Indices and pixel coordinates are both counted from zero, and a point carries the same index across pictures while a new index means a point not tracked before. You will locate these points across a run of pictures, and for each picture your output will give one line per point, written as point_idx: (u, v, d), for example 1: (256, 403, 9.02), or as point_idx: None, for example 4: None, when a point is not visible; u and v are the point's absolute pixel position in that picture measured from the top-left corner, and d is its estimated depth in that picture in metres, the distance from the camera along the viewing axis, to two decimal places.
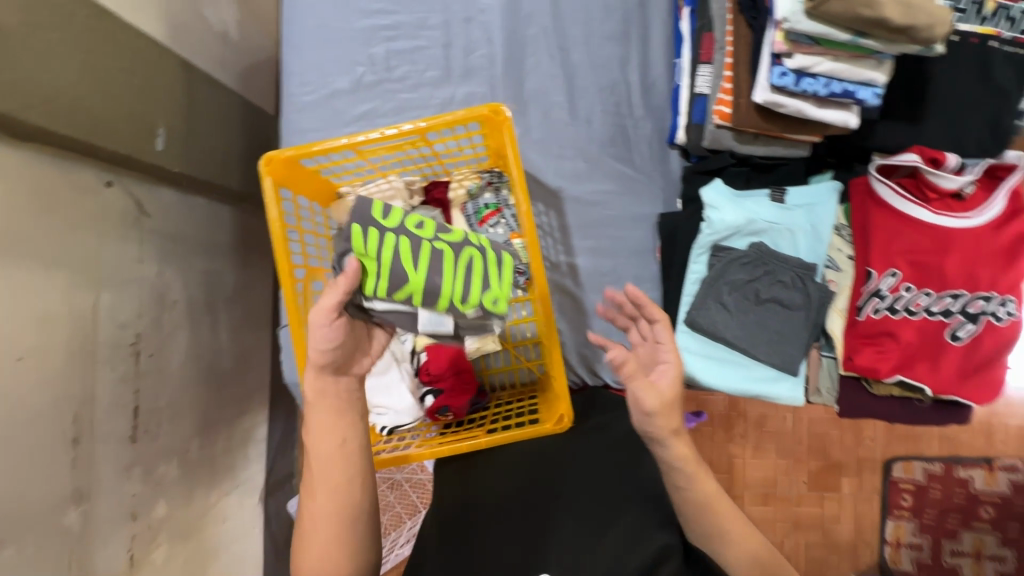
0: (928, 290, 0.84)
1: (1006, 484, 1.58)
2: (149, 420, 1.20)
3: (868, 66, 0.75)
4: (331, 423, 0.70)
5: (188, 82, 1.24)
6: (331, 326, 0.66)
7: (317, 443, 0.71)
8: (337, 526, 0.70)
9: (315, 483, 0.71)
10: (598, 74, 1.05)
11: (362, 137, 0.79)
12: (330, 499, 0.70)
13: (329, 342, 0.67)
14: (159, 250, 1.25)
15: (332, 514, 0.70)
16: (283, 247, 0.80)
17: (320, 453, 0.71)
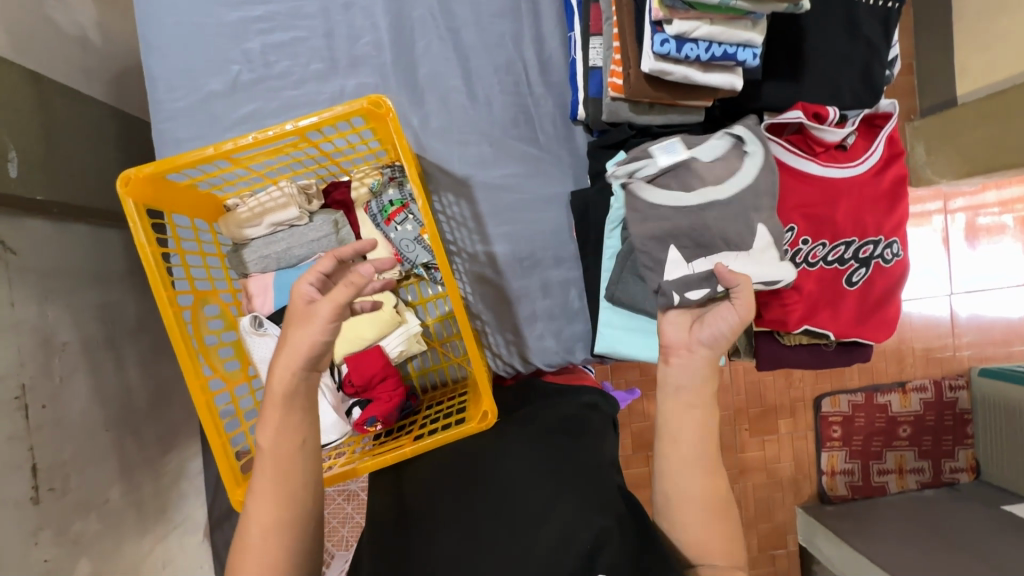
0: (823, 241, 0.87)
1: (919, 404, 1.73)
2: (53, 476, 1.09)
3: (743, 27, 0.76)
4: (290, 426, 0.67)
5: (39, 96, 1.10)
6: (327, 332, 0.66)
7: (271, 443, 0.66)
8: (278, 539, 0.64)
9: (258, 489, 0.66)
10: (492, 54, 1.01)
11: (231, 144, 0.72)
12: (274, 502, 0.65)
13: (324, 335, 0.66)
14: (38, 288, 1.12)
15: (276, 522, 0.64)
16: (158, 274, 0.72)
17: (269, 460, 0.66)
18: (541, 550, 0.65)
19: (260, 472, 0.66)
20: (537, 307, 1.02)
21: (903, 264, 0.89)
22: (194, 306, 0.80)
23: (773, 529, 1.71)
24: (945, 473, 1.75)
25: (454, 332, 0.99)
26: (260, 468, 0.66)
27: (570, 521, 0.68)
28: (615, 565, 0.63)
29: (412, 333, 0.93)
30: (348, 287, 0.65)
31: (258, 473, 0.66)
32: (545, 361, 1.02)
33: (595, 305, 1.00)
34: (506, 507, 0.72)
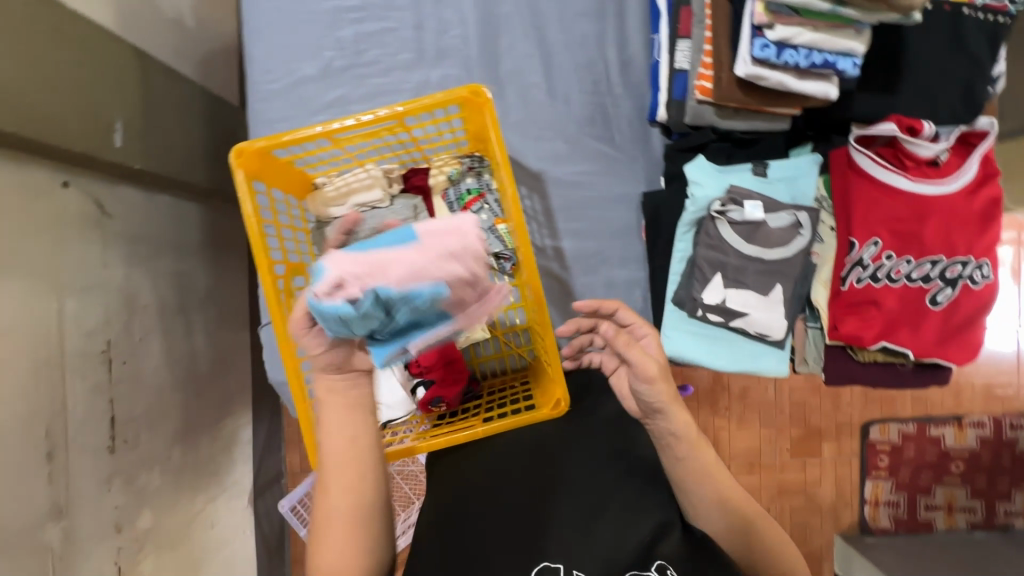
0: (908, 258, 0.85)
1: (974, 440, 1.66)
2: (127, 429, 1.15)
3: (846, 35, 0.75)
4: (361, 422, 0.67)
5: (142, 72, 1.17)
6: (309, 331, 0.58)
7: (336, 437, 0.66)
8: (352, 512, 0.67)
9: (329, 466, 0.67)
10: (575, 52, 1.03)
11: (337, 124, 0.75)
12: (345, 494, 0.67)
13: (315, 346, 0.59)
14: (126, 251, 1.19)
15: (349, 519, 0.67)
16: (259, 243, 0.76)
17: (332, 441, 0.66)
18: (602, 538, 0.71)
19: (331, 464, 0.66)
20: None
21: (992, 288, 0.86)
22: (286, 276, 0.84)
23: (809, 554, 1.66)
24: (998, 515, 1.67)
25: (517, 322, 0.97)
26: (333, 459, 0.67)
27: (629, 514, 0.73)
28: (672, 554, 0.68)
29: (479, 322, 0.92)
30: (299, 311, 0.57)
31: (329, 466, 0.67)
32: None
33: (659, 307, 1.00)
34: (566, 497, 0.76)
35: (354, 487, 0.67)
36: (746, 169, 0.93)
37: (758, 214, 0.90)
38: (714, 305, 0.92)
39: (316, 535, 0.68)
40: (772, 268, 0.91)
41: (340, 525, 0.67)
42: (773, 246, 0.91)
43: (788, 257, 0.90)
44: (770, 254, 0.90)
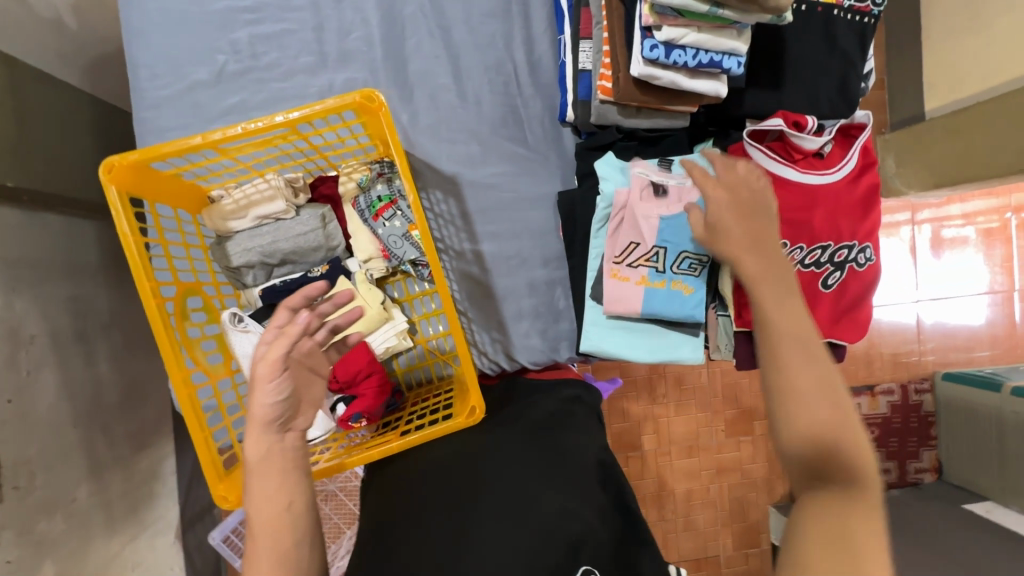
0: (801, 245, 0.89)
1: (886, 406, 1.79)
2: (18, 475, 1.05)
3: (728, 35, 0.78)
4: (285, 483, 0.64)
5: (13, 82, 1.07)
6: (276, 380, 0.63)
7: (260, 506, 0.63)
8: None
9: (257, 533, 0.62)
10: (483, 54, 1.02)
11: (219, 133, 0.70)
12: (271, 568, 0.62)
13: (275, 397, 0.63)
14: (7, 278, 1.08)
15: None
16: (142, 265, 0.70)
17: (263, 502, 0.63)
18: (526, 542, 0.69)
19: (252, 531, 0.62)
20: (522, 305, 1.02)
21: (875, 269, 0.93)
22: (177, 299, 0.79)
23: (747, 528, 1.74)
24: (910, 473, 1.82)
25: (441, 329, 1.00)
26: (253, 533, 0.62)
27: (554, 518, 0.71)
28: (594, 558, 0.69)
29: (400, 330, 0.93)
30: (289, 336, 0.63)
31: (252, 538, 0.62)
32: (528, 359, 1.02)
33: (580, 306, 1.01)
34: (490, 507, 0.74)
35: (284, 546, 0.62)
36: (648, 173, 0.93)
37: (657, 222, 0.92)
38: (630, 299, 0.93)
39: None
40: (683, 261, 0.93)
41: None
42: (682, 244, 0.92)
43: (688, 261, 0.93)
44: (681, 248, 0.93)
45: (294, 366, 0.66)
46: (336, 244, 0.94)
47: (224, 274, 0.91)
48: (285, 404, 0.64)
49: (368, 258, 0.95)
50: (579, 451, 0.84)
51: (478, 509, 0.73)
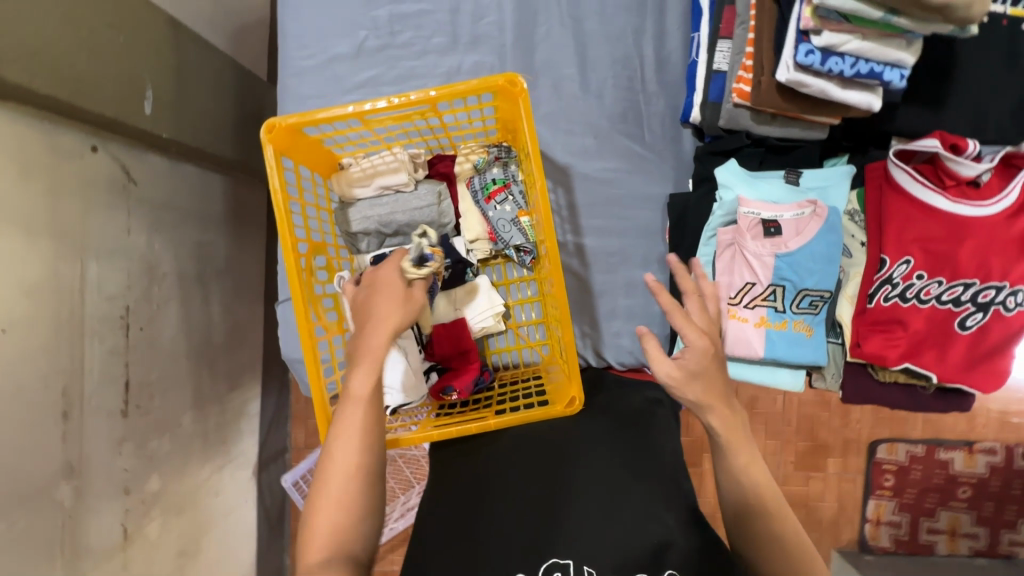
0: (940, 279, 0.83)
1: (985, 467, 1.60)
2: (141, 395, 1.17)
3: (896, 45, 0.73)
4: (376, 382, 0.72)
5: (177, 42, 1.17)
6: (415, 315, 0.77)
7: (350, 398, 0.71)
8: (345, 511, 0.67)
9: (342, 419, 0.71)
10: (612, 47, 1.01)
11: (369, 105, 0.75)
12: (351, 456, 0.69)
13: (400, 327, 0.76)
14: (151, 218, 1.20)
15: (349, 474, 0.68)
16: (286, 220, 0.77)
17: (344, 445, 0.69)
18: (618, 544, 0.71)
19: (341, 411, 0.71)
20: (617, 304, 1.01)
21: None
22: (308, 255, 0.85)
23: None
24: (1002, 544, 1.62)
25: (533, 317, 1.01)
26: (341, 418, 0.71)
27: (640, 516, 0.73)
28: (680, 563, 0.68)
29: (497, 312, 0.95)
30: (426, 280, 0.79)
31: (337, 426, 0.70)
32: (616, 358, 1.01)
33: (678, 312, 0.98)
34: (577, 497, 0.76)
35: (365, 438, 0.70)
36: (759, 211, 0.89)
37: (772, 261, 0.88)
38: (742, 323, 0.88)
39: (312, 502, 0.68)
40: (807, 291, 0.87)
41: (325, 530, 0.66)
42: (803, 282, 0.87)
43: (808, 298, 0.87)
44: (806, 280, 0.87)
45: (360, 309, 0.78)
46: (448, 222, 0.96)
47: (343, 238, 0.97)
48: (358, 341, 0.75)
49: (474, 239, 0.97)
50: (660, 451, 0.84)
51: (568, 507, 0.75)
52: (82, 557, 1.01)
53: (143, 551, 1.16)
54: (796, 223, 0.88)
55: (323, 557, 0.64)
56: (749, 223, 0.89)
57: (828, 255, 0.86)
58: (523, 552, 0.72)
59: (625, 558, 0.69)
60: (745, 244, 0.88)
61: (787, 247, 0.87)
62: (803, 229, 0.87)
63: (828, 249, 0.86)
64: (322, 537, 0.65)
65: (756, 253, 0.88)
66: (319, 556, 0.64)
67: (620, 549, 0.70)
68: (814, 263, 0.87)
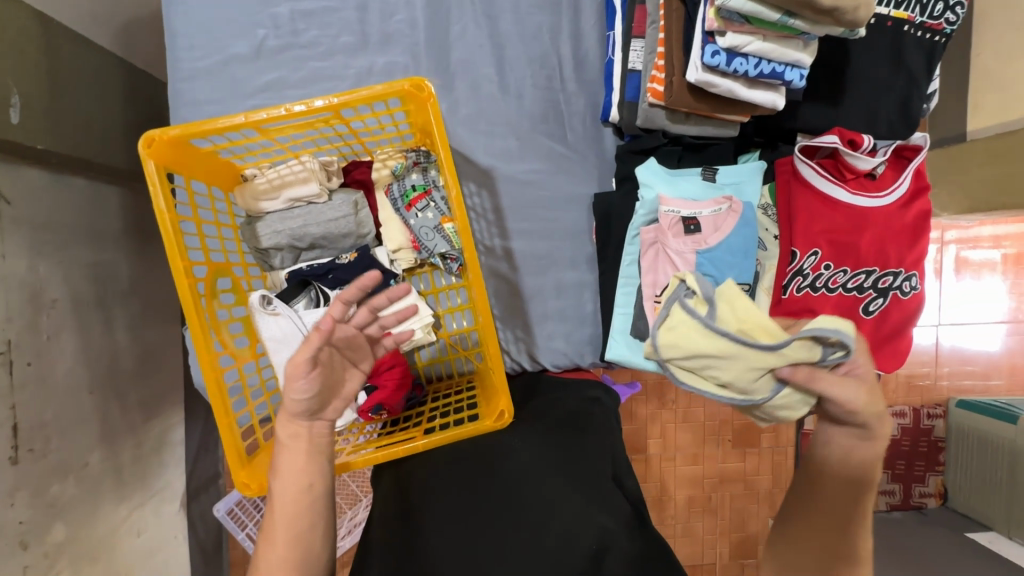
0: (845, 268, 0.87)
1: (896, 428, 1.73)
2: (34, 438, 1.04)
3: (794, 47, 0.75)
4: (313, 463, 0.66)
5: (46, 40, 1.04)
6: (307, 378, 0.63)
7: (281, 483, 0.65)
8: None
9: (277, 510, 0.64)
10: (528, 45, 0.99)
11: (263, 113, 0.69)
12: (289, 544, 0.63)
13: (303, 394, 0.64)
14: (32, 240, 1.07)
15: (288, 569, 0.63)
16: (176, 243, 0.69)
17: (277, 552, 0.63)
18: (548, 544, 0.65)
19: (273, 492, 0.65)
20: (548, 306, 1.00)
21: (919, 298, 0.90)
22: (207, 279, 0.78)
23: (746, 538, 1.70)
24: (914, 497, 1.75)
25: (465, 324, 0.99)
26: (272, 510, 0.65)
27: (574, 517, 0.68)
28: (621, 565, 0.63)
29: (426, 323, 0.90)
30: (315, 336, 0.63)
31: (269, 519, 0.64)
32: (550, 361, 1.01)
33: (608, 312, 0.99)
34: (512, 492, 0.72)
35: (299, 525, 0.64)
36: (679, 210, 0.90)
37: (693, 257, 0.89)
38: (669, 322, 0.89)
39: None
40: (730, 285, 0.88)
41: None
42: (724, 276, 0.88)
43: None
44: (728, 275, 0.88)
45: (329, 361, 0.66)
46: (367, 231, 0.91)
47: (252, 255, 0.90)
48: (313, 401, 0.65)
49: (397, 248, 0.93)
50: (597, 456, 0.80)
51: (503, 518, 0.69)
52: None
53: None
54: (715, 220, 0.90)
55: None
56: (671, 221, 0.90)
57: (747, 249, 0.88)
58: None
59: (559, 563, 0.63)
60: (669, 242, 0.90)
61: (710, 244, 0.89)
62: (722, 227, 0.89)
63: (746, 243, 0.88)
64: None
65: (680, 250, 0.89)
66: None
67: (554, 553, 0.64)
68: (736, 256, 0.88)
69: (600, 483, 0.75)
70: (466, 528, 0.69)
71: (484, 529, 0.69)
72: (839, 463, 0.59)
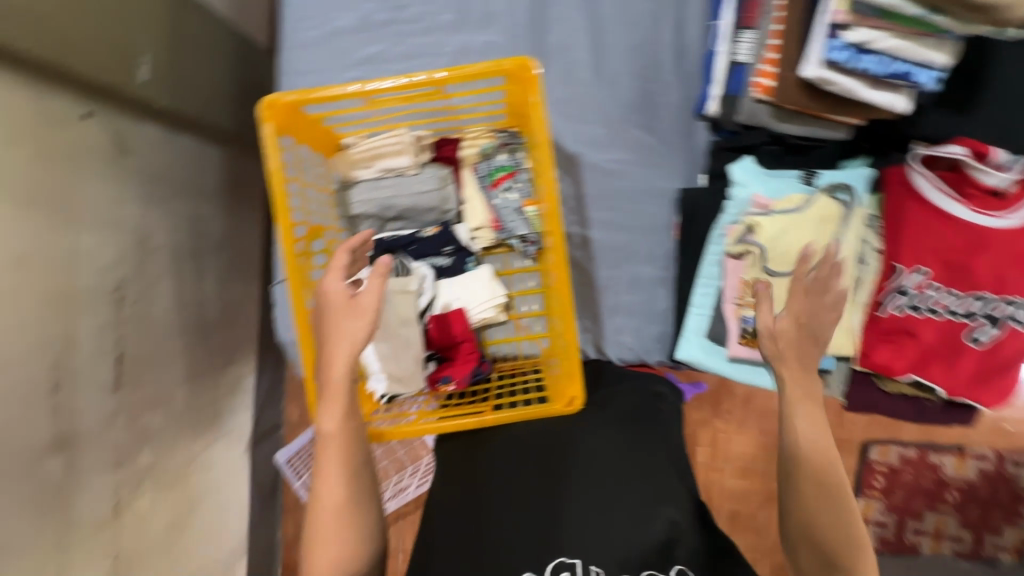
0: (954, 291, 0.81)
1: (975, 472, 1.49)
2: (133, 369, 1.15)
3: (929, 46, 0.69)
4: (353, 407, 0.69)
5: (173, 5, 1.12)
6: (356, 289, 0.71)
7: (330, 426, 0.68)
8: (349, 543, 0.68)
9: (327, 448, 0.68)
10: (627, 32, 0.97)
11: (373, 85, 0.72)
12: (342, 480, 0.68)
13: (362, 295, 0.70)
14: (144, 190, 1.16)
15: (345, 498, 0.68)
16: (282, 201, 0.74)
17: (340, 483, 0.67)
18: (618, 541, 0.71)
19: (322, 433, 0.68)
20: (620, 300, 0.99)
21: None
22: (305, 239, 0.82)
23: None
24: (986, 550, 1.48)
25: (534, 309, 0.99)
26: (324, 449, 0.68)
27: (643, 510, 0.74)
28: (689, 558, 0.70)
29: (498, 303, 0.92)
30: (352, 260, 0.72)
31: (321, 458, 0.68)
32: (617, 355, 0.98)
33: (682, 311, 0.96)
34: (582, 485, 0.77)
35: (351, 463, 0.69)
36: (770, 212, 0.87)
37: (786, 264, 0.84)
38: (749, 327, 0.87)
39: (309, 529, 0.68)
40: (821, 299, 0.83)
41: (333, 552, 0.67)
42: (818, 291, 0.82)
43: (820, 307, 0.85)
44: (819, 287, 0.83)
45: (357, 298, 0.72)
46: (451, 208, 0.93)
47: (342, 221, 0.94)
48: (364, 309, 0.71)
49: (478, 227, 0.93)
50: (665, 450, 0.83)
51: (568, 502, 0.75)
52: (71, 532, 1.01)
53: (133, 526, 1.16)
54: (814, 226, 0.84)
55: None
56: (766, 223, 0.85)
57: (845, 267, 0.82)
58: (528, 553, 0.71)
59: (627, 558, 0.69)
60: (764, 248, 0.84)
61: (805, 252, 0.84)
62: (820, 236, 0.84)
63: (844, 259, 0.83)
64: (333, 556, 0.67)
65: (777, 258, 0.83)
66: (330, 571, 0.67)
67: (623, 549, 0.70)
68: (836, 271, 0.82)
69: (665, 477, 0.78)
70: (539, 510, 0.75)
71: (555, 513, 0.74)
72: (814, 449, 0.68)
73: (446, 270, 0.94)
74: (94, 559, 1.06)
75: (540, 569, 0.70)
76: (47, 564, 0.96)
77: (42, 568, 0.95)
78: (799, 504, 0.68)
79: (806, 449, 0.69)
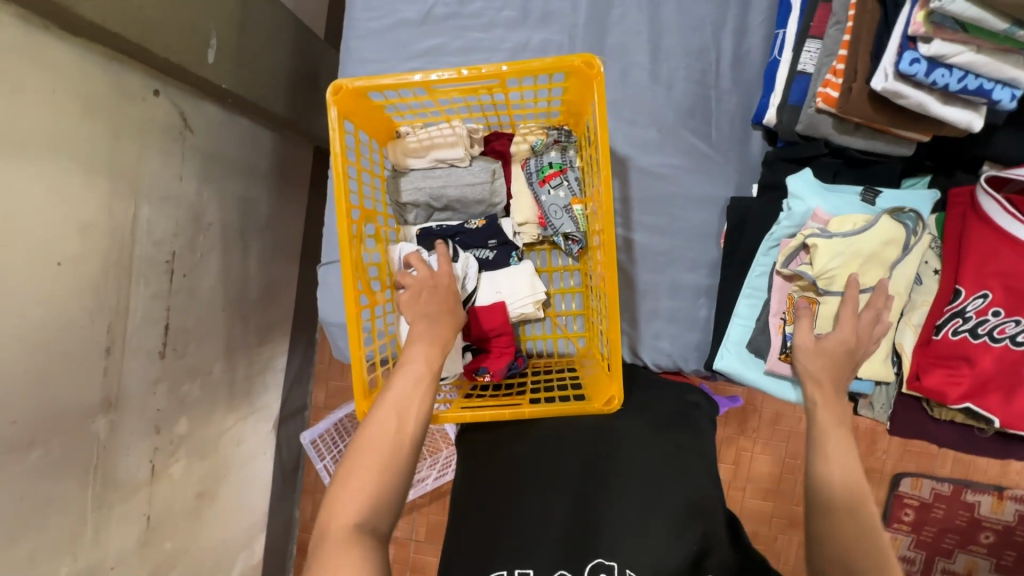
0: (1019, 318, 0.77)
1: (1013, 514, 1.42)
2: (178, 339, 1.19)
3: (1012, 63, 0.66)
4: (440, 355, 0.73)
5: None
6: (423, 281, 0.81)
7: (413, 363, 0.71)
8: (383, 490, 0.63)
9: (402, 381, 0.70)
10: (687, 37, 0.96)
11: (436, 75, 0.73)
12: (408, 416, 0.68)
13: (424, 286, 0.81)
14: (202, 168, 1.21)
15: (400, 439, 0.66)
16: (342, 183, 0.76)
17: (399, 396, 0.69)
18: (655, 545, 0.71)
19: (400, 367, 0.71)
20: (660, 305, 0.98)
21: None
22: (359, 222, 0.84)
23: None
24: None
25: (573, 307, 0.99)
26: (397, 380, 0.70)
27: (684, 515, 0.74)
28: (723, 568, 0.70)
29: (537, 299, 0.92)
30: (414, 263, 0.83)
31: (392, 388, 0.70)
32: (652, 360, 0.98)
33: (723, 321, 0.95)
34: (620, 488, 0.78)
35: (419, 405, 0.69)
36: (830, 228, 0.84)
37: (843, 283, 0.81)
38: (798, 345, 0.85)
39: (349, 456, 0.65)
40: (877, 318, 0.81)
41: (361, 492, 0.62)
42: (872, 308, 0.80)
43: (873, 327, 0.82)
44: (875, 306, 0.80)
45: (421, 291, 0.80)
46: (498, 202, 0.94)
47: (392, 208, 0.96)
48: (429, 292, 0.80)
49: (524, 222, 0.95)
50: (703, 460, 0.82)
51: (605, 505, 0.76)
52: (111, 490, 1.05)
53: (166, 490, 1.20)
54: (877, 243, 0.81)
55: (355, 519, 0.60)
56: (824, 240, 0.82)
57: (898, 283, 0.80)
58: (565, 553, 0.72)
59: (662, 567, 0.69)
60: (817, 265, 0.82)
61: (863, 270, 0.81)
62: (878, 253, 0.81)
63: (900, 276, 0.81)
64: (362, 495, 0.62)
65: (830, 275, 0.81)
66: (352, 510, 0.61)
67: (659, 557, 0.70)
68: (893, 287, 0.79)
69: (703, 489, 0.78)
70: (576, 510, 0.76)
71: (592, 514, 0.75)
72: (838, 473, 0.66)
73: (490, 263, 0.95)
74: (129, 520, 1.10)
75: (578, 568, 0.71)
76: (88, 519, 1.00)
77: (83, 522, 0.99)
78: (822, 529, 0.63)
79: (833, 468, 0.67)
